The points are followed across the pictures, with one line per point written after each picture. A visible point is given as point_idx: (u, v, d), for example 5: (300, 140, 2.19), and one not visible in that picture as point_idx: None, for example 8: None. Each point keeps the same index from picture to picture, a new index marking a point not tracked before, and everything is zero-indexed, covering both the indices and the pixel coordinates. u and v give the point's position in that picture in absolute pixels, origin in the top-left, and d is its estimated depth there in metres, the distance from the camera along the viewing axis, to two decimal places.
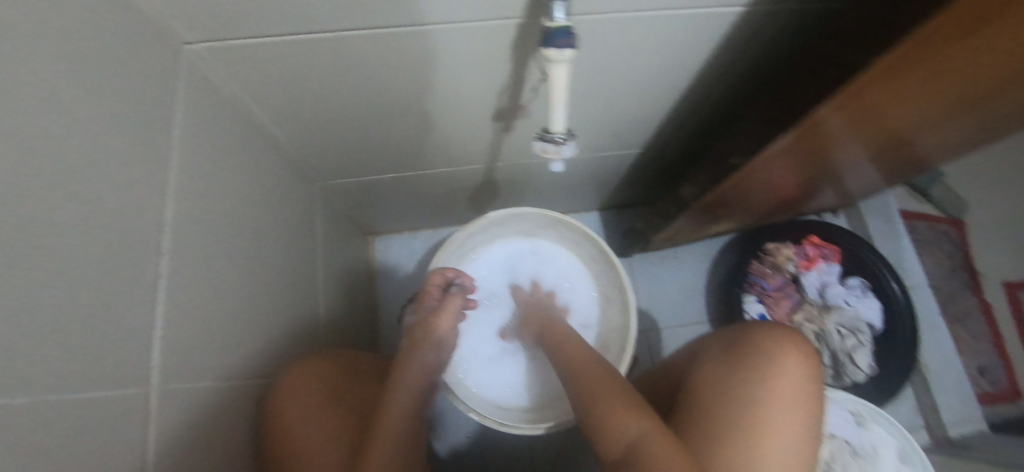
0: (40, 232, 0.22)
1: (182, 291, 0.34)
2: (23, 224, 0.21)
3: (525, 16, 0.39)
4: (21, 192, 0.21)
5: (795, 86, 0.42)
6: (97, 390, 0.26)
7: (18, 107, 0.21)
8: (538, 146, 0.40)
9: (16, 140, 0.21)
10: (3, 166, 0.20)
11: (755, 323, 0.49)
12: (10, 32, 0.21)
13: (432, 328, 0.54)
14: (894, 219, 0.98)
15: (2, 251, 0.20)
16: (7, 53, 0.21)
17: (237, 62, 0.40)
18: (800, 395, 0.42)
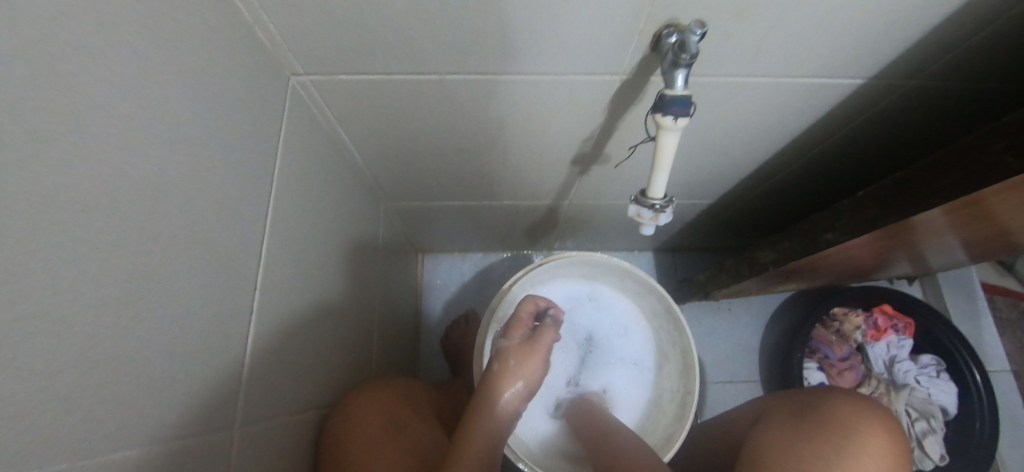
0: (142, 279, 0.22)
1: (267, 323, 0.34)
2: (124, 271, 0.21)
3: (632, 73, 0.38)
4: (116, 242, 0.21)
5: (918, 170, 0.38)
6: (184, 433, 0.26)
7: (131, 154, 0.22)
8: (633, 209, 0.39)
9: (119, 189, 0.21)
10: (94, 216, 0.20)
11: (832, 392, 0.45)
12: (124, 79, 0.21)
13: (524, 358, 0.48)
14: (975, 294, 0.87)
15: (93, 305, 0.20)
16: (123, 100, 0.21)
17: (337, 93, 0.41)
18: None
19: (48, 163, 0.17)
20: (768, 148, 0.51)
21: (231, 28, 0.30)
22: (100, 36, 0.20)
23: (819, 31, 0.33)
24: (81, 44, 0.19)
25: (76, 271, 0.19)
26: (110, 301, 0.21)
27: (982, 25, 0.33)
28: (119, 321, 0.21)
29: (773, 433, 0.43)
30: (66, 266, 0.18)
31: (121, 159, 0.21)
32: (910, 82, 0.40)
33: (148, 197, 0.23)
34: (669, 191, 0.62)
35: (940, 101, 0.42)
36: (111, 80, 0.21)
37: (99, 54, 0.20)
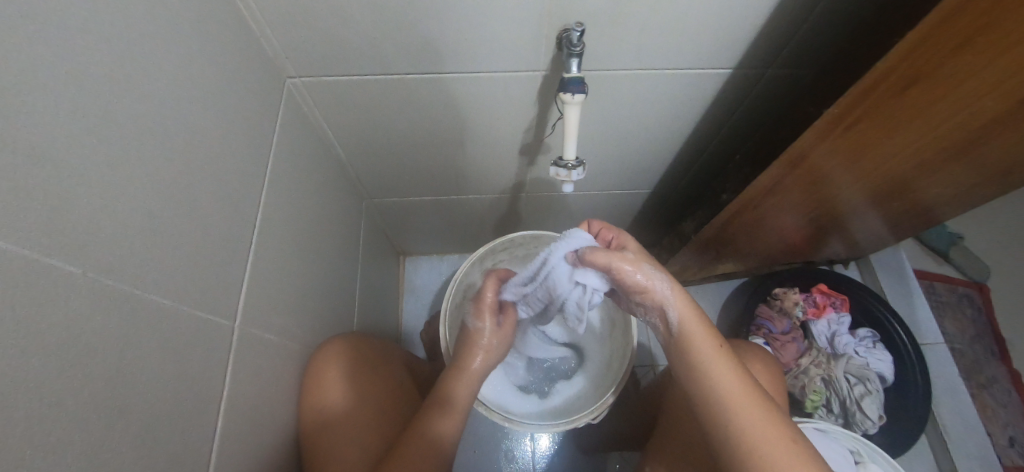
0: (175, 187, 0.32)
1: (265, 258, 0.44)
2: (165, 177, 0.31)
3: (549, 69, 0.50)
4: (161, 158, 0.30)
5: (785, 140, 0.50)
6: (202, 313, 0.34)
7: (174, 103, 0.32)
8: (552, 171, 0.50)
9: (166, 124, 0.31)
10: (148, 138, 0.29)
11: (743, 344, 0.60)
12: (175, 56, 0.32)
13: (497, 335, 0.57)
14: (908, 277, 1.00)
15: (146, 194, 0.29)
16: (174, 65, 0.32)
17: (324, 93, 0.53)
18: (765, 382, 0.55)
19: (125, 90, 0.28)
20: (678, 135, 0.62)
21: (244, 37, 0.42)
22: (164, 29, 0.31)
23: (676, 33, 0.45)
24: (152, 30, 0.30)
25: (139, 166, 0.29)
26: (160, 199, 0.30)
27: (798, 23, 0.45)
28: (164, 213, 0.31)
29: None
30: (134, 164, 0.28)
31: (171, 108, 0.32)
32: (767, 70, 0.51)
33: (186, 138, 0.33)
34: (609, 179, 0.73)
35: (796, 87, 0.53)
36: (168, 56, 0.32)
37: (162, 40, 0.31)
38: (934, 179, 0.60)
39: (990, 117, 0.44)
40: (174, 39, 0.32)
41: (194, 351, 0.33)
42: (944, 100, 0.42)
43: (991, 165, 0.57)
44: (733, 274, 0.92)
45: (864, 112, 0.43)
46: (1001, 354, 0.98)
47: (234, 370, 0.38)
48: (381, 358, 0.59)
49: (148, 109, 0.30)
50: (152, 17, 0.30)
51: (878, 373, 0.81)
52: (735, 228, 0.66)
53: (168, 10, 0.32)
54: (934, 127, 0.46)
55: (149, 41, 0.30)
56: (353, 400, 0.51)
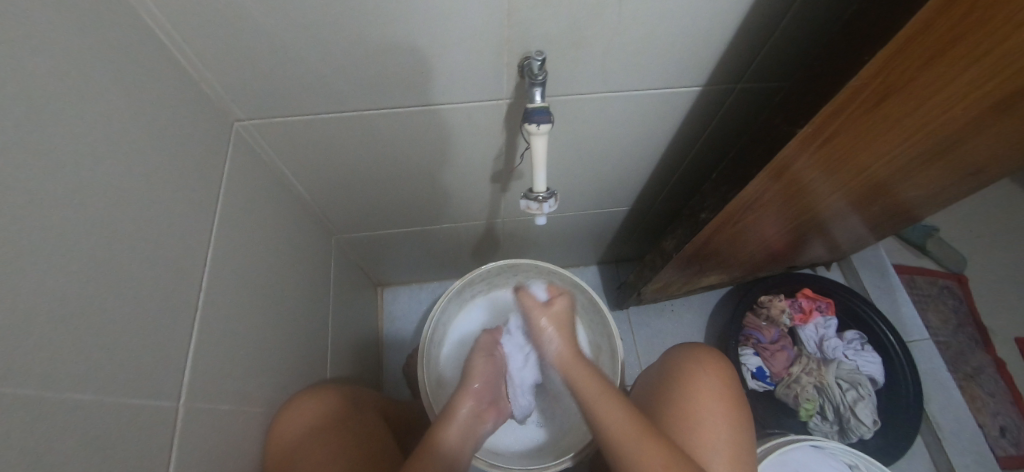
0: (91, 263, 0.28)
1: (216, 320, 0.40)
2: (75, 254, 0.27)
3: (512, 97, 0.48)
4: (71, 233, 0.27)
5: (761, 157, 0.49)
6: (135, 398, 0.31)
7: (91, 170, 0.29)
8: (523, 203, 0.48)
9: (82, 194, 0.28)
10: (54, 214, 0.26)
11: (684, 349, 0.57)
12: (92, 119, 0.30)
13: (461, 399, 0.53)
14: (888, 273, 1.01)
15: (53, 279, 0.26)
16: (91, 127, 0.29)
17: (276, 133, 0.50)
18: (720, 387, 0.52)
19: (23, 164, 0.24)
20: (650, 154, 0.61)
21: (178, 84, 0.39)
22: (77, 88, 0.29)
23: (639, 56, 0.44)
24: (62, 93, 0.27)
25: (42, 246, 0.25)
26: (71, 280, 0.27)
27: (764, 38, 0.43)
28: (81, 294, 0.27)
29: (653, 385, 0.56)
30: (39, 243, 0.25)
31: (87, 174, 0.29)
32: (737, 86, 0.49)
33: (109, 204, 0.30)
34: (585, 200, 0.71)
35: (765, 101, 0.52)
36: (82, 116, 0.29)
37: (75, 101, 0.28)
38: (914, 179, 0.59)
39: (966, 117, 0.43)
40: (92, 98, 0.30)
41: (128, 444, 0.30)
42: (913, 107, 0.41)
43: (971, 161, 0.56)
44: (718, 285, 0.91)
45: (840, 125, 0.42)
46: (986, 342, 0.98)
47: (178, 456, 0.34)
48: (349, 394, 0.54)
49: (58, 181, 0.26)
50: (65, 78, 0.28)
51: (869, 376, 0.81)
52: (716, 243, 0.65)
53: (82, 68, 0.29)
54: (914, 133, 0.45)
55: (58, 103, 0.27)
56: (315, 433, 0.47)
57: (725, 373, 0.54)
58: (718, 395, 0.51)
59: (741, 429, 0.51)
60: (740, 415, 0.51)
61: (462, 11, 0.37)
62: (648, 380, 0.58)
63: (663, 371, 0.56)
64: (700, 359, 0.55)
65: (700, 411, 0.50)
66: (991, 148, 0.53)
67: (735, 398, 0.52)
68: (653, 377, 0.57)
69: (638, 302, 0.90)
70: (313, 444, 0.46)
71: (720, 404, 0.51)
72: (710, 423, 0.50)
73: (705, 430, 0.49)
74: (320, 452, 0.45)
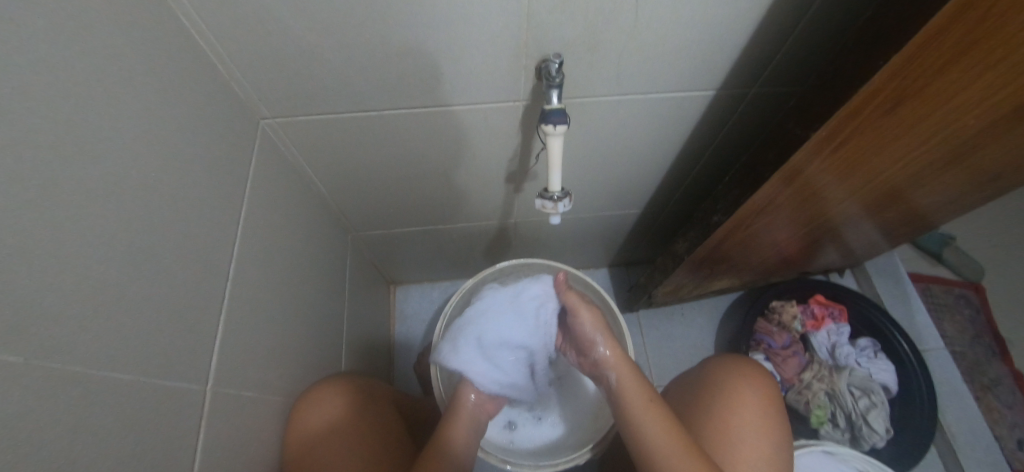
0: (128, 251, 0.30)
1: (240, 310, 0.42)
2: (114, 241, 0.29)
3: (530, 98, 0.49)
4: (110, 221, 0.29)
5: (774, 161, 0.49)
6: (165, 381, 0.32)
7: (129, 162, 0.31)
8: (538, 202, 0.48)
9: (121, 184, 0.30)
10: (96, 204, 0.28)
11: (727, 360, 0.57)
12: (130, 114, 0.31)
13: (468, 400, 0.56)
14: (903, 281, 1.01)
15: (94, 266, 0.27)
16: (130, 122, 0.31)
17: (299, 131, 0.52)
18: (762, 404, 0.52)
19: (69, 154, 0.26)
20: (663, 157, 0.62)
21: (209, 82, 0.41)
22: (116, 85, 0.30)
23: (655, 60, 0.45)
24: (103, 89, 0.29)
25: (89, 232, 0.27)
26: (110, 265, 0.28)
27: (779, 44, 0.44)
28: (117, 279, 0.29)
29: (688, 393, 0.56)
30: (84, 229, 0.27)
31: (124, 167, 0.30)
32: (751, 90, 0.50)
33: (146, 196, 0.32)
34: (597, 201, 0.72)
35: (779, 105, 0.52)
36: (120, 112, 0.30)
37: (116, 99, 0.30)
38: (931, 184, 0.59)
39: (985, 121, 0.43)
40: (130, 96, 0.31)
41: (159, 423, 0.31)
42: (927, 112, 0.41)
43: (989, 166, 0.55)
44: (729, 289, 0.91)
45: (854, 129, 0.42)
46: (1003, 353, 0.96)
47: (204, 438, 0.35)
48: (367, 385, 0.56)
49: (99, 172, 0.28)
50: (106, 75, 0.29)
51: (882, 384, 0.80)
52: (729, 246, 0.65)
53: (122, 66, 0.31)
54: (931, 139, 0.46)
55: (100, 100, 0.29)
56: (329, 422, 0.48)
57: (766, 389, 0.53)
58: (757, 410, 0.51)
59: (781, 445, 0.50)
60: (781, 433, 0.51)
61: (483, 15, 0.38)
62: (686, 388, 0.57)
63: (699, 386, 0.56)
64: (743, 373, 0.54)
65: (742, 425, 0.50)
66: (1009, 154, 0.52)
67: (777, 416, 0.51)
68: (690, 384, 0.57)
69: (649, 305, 0.90)
70: (324, 431, 0.47)
71: (760, 420, 0.50)
72: (749, 441, 0.49)
73: (743, 449, 0.48)
74: (333, 439, 0.46)
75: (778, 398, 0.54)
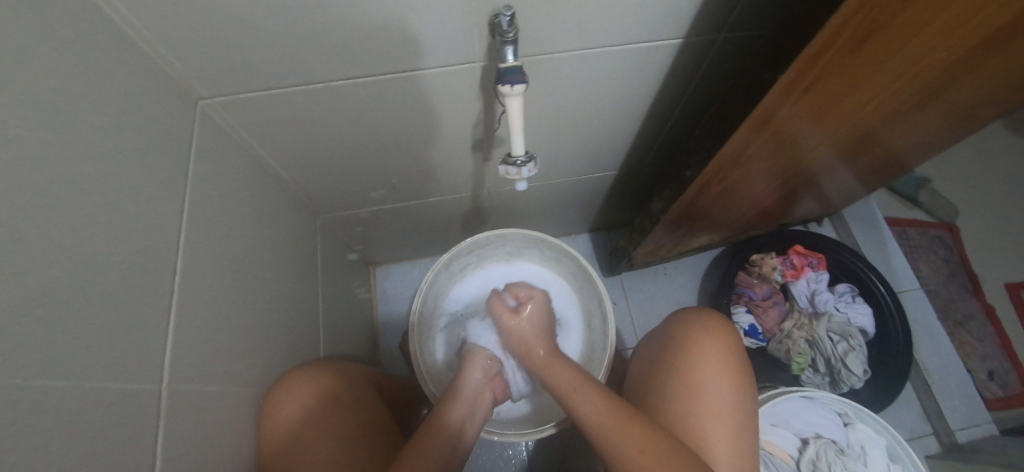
0: (58, 250, 0.27)
1: (194, 304, 0.40)
2: (43, 238, 0.26)
3: (487, 59, 0.46)
4: (37, 218, 0.26)
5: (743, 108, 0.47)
6: (113, 383, 0.30)
7: (53, 151, 0.28)
8: (501, 169, 0.46)
9: (44, 175, 0.27)
10: (21, 200, 0.25)
11: (688, 315, 0.57)
12: (52, 100, 0.28)
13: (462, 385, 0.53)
14: (880, 226, 1.02)
15: (25, 267, 0.25)
16: (53, 109, 0.28)
17: (243, 109, 0.48)
18: (724, 356, 0.52)
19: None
20: (635, 114, 0.60)
21: (131, 60, 0.37)
22: (33, 67, 0.27)
23: (618, 8, 0.42)
24: (19, 72, 0.26)
25: (14, 231, 0.25)
26: (45, 268, 0.26)
27: None
28: (53, 278, 0.27)
29: (649, 355, 0.57)
30: (11, 229, 0.24)
31: (49, 158, 0.28)
32: (719, 36, 0.47)
33: (74, 191, 0.29)
34: (570, 165, 0.70)
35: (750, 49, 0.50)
36: (39, 99, 0.27)
37: (31, 85, 0.27)
38: (903, 125, 0.58)
39: (954, 52, 0.41)
40: (47, 79, 0.28)
41: (110, 427, 0.30)
42: (895, 44, 0.39)
43: (961, 102, 0.54)
44: (709, 246, 0.91)
45: (823, 68, 0.40)
46: (976, 289, 0.98)
47: (165, 439, 0.34)
48: (340, 371, 0.53)
49: (24, 165, 0.26)
50: (23, 58, 0.27)
51: (859, 328, 0.81)
52: (705, 201, 0.64)
53: (38, 48, 0.28)
54: (899, 75, 0.44)
55: (16, 84, 0.26)
56: (307, 410, 0.47)
57: (730, 338, 0.54)
58: (719, 369, 0.51)
59: (745, 397, 0.50)
60: (745, 380, 0.51)
61: None
62: (652, 348, 0.57)
63: (661, 352, 0.55)
64: (704, 326, 0.55)
65: (702, 377, 0.50)
66: (981, 88, 0.51)
67: (741, 365, 0.52)
68: (654, 345, 0.57)
69: (630, 268, 0.90)
70: (302, 422, 0.46)
71: (721, 378, 0.50)
72: (709, 396, 0.49)
73: (707, 400, 0.49)
74: (313, 428, 0.45)
75: (741, 348, 0.54)
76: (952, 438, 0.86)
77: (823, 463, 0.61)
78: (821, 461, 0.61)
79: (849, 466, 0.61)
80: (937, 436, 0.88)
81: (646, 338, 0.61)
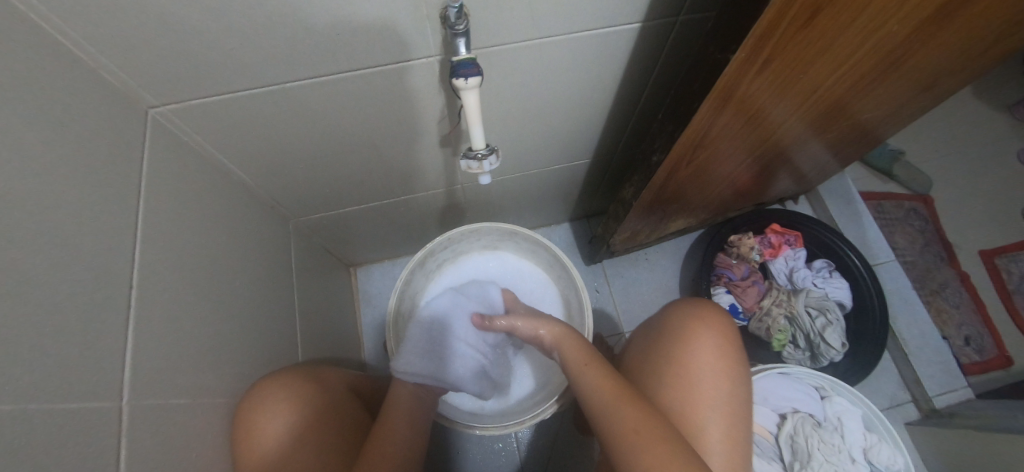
0: (4, 268, 0.27)
1: (155, 317, 0.39)
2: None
3: (444, 52, 0.45)
4: None
5: (700, 89, 0.47)
6: (70, 402, 0.30)
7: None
8: (463, 163, 0.46)
9: None
10: None
11: (687, 304, 0.57)
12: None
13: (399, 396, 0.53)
14: (856, 201, 1.04)
15: None
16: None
17: (197, 116, 0.47)
18: (719, 346, 0.52)
19: None
20: (601, 100, 0.59)
21: (69, 70, 0.35)
22: None
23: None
24: None
25: None
26: None
27: None
28: (1, 298, 0.26)
29: (645, 344, 0.57)
30: None
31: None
32: (676, 18, 0.47)
33: (16, 207, 0.28)
34: (542, 155, 0.70)
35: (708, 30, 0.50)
36: None
37: None
38: (866, 97, 0.58)
39: (904, 22, 0.42)
40: None
41: (68, 449, 0.29)
42: (844, 17, 0.39)
43: (920, 72, 0.55)
44: (687, 229, 0.92)
45: (775, 45, 0.40)
46: (950, 258, 1.00)
47: (129, 455, 0.34)
48: (316, 376, 0.53)
49: None
50: None
51: (837, 302, 0.83)
52: (676, 184, 0.65)
53: None
54: (855, 48, 0.45)
55: None
56: (280, 417, 0.46)
57: (726, 328, 0.54)
58: (714, 359, 0.51)
59: (739, 388, 0.51)
60: (740, 371, 0.52)
61: None
62: (647, 335, 0.58)
63: (655, 341, 0.55)
64: (701, 315, 0.55)
65: (698, 367, 0.51)
66: (937, 57, 0.52)
67: (736, 356, 0.52)
68: (650, 332, 0.58)
69: (610, 255, 0.91)
70: (276, 427, 0.46)
71: (717, 368, 0.51)
72: (703, 386, 0.50)
73: (701, 390, 0.49)
74: (286, 433, 0.46)
75: (736, 338, 0.54)
76: (931, 404, 0.88)
77: (800, 437, 0.62)
78: (798, 435, 0.62)
79: (826, 439, 0.62)
80: (916, 403, 0.90)
81: (642, 325, 0.62)
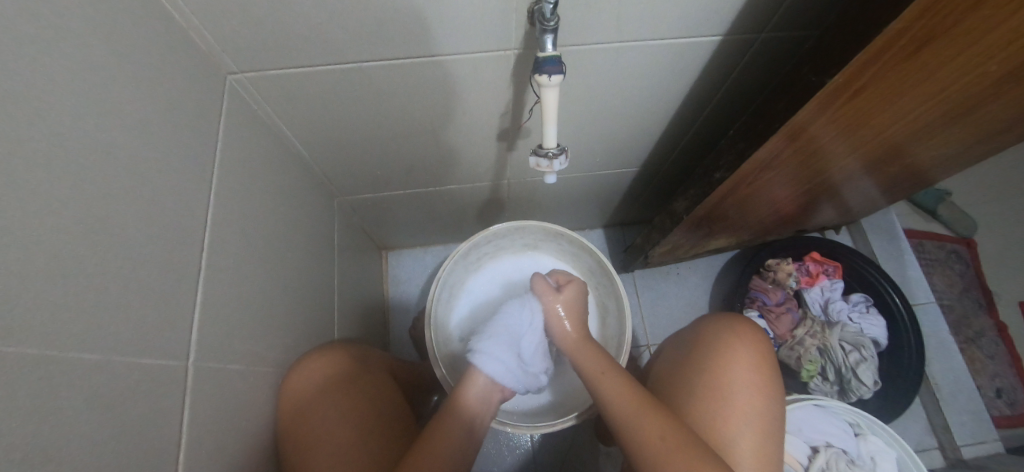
0: (91, 223, 0.27)
1: (219, 282, 0.39)
2: (76, 210, 0.26)
3: (523, 47, 0.45)
4: (72, 190, 0.26)
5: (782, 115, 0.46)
6: (144, 359, 0.30)
7: (86, 124, 0.27)
8: (533, 160, 0.45)
9: (77, 147, 0.27)
10: (55, 173, 0.25)
11: (721, 316, 0.57)
12: (84, 72, 0.28)
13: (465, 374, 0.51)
14: (899, 237, 1.03)
15: (58, 240, 0.25)
16: (86, 81, 0.28)
17: (271, 87, 0.47)
18: (756, 359, 0.51)
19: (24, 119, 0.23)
20: (666, 110, 0.59)
21: (164, 31, 0.36)
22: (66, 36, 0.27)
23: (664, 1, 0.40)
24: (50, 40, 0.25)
25: (48, 202, 0.24)
26: (74, 240, 0.26)
27: None
28: (88, 252, 0.27)
29: (677, 352, 0.56)
30: (46, 201, 0.24)
31: (82, 130, 0.27)
32: (760, 35, 0.46)
33: (105, 163, 0.29)
34: (593, 159, 0.69)
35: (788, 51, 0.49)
36: (72, 70, 0.27)
37: (64, 57, 0.26)
38: (932, 140, 0.57)
39: (996, 73, 0.41)
40: (81, 49, 0.28)
41: (137, 404, 0.30)
42: (940, 59, 0.38)
43: (993, 120, 0.54)
44: (723, 249, 0.90)
45: (868, 78, 0.39)
46: (989, 306, 0.97)
47: (190, 415, 0.34)
48: (359, 357, 0.54)
49: (58, 137, 0.25)
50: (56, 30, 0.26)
51: (872, 339, 0.81)
52: (728, 204, 0.64)
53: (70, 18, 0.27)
54: (939, 91, 0.44)
55: (49, 55, 0.25)
56: (326, 395, 0.47)
57: (762, 344, 0.53)
58: (751, 372, 0.50)
59: (774, 403, 0.50)
60: (776, 388, 0.51)
61: None
62: (679, 344, 0.57)
63: (690, 351, 0.54)
64: (738, 327, 0.54)
65: (733, 377, 0.50)
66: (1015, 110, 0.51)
67: (772, 373, 0.52)
68: (683, 341, 0.57)
69: (644, 265, 0.90)
70: (323, 406, 0.46)
71: (754, 381, 0.50)
72: (740, 396, 0.49)
73: (737, 400, 0.49)
74: (331, 410, 0.46)
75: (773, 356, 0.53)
76: (957, 453, 0.86)
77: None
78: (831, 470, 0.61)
79: None
80: (942, 450, 0.88)
81: (672, 336, 0.61)
